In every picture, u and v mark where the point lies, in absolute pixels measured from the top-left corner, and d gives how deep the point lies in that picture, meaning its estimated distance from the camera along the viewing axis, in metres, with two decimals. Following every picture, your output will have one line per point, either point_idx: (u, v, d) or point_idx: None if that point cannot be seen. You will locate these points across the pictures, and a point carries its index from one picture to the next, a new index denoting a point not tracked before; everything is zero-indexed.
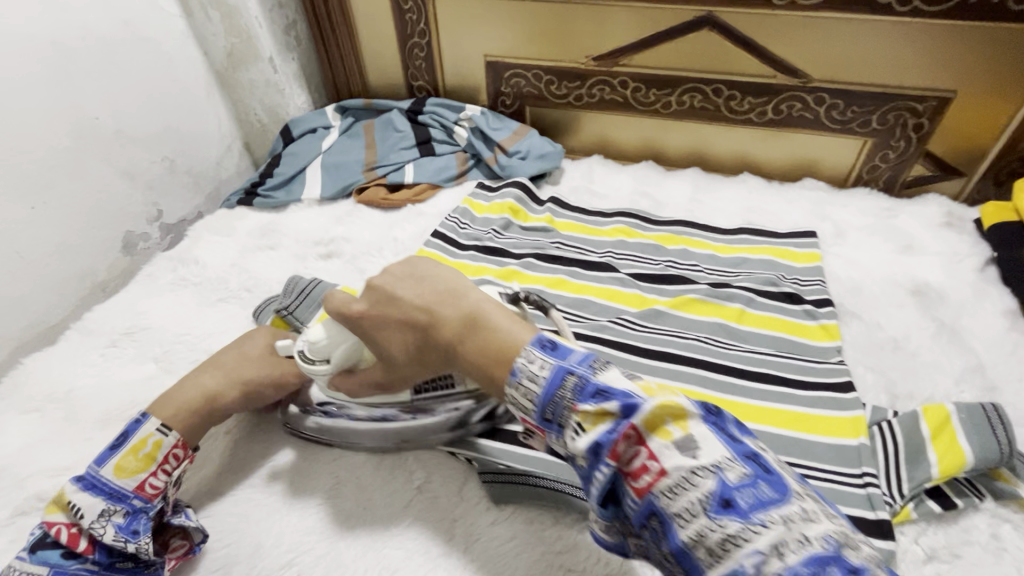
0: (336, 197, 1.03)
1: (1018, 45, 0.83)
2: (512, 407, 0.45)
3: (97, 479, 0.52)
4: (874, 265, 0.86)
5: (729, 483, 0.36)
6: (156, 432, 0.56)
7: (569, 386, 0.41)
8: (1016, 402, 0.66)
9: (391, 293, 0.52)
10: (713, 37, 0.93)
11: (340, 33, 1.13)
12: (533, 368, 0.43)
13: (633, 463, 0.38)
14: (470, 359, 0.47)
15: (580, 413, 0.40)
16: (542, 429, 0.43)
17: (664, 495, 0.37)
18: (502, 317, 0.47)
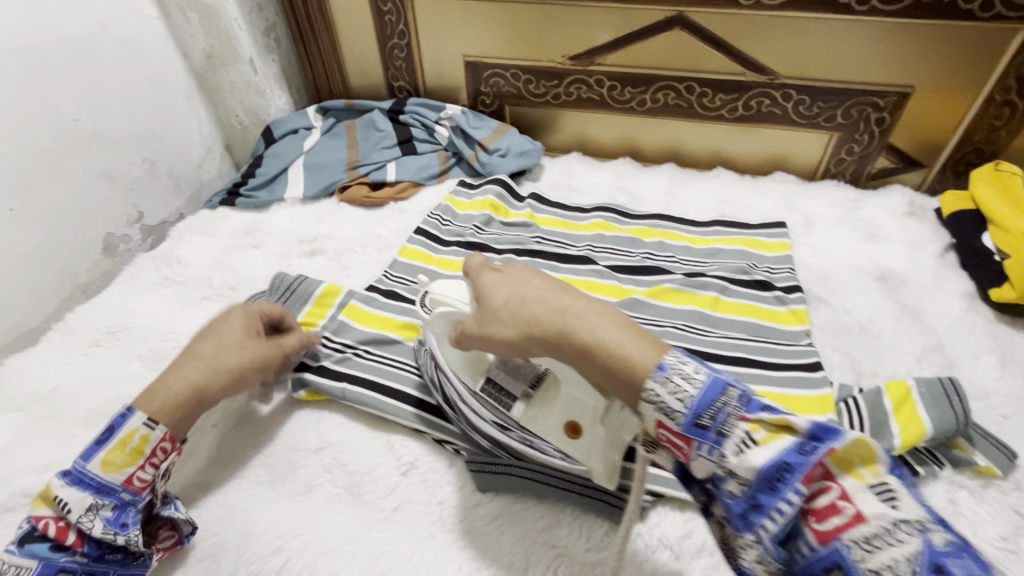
0: (319, 196, 1.04)
1: (969, 42, 0.88)
2: (643, 405, 0.38)
3: (84, 473, 0.51)
4: (841, 253, 0.90)
5: (936, 548, 0.31)
6: (142, 427, 0.53)
7: (727, 394, 0.37)
8: (973, 377, 0.70)
9: (511, 270, 0.47)
10: (684, 36, 0.97)
11: (320, 34, 1.14)
12: (686, 362, 0.38)
13: (820, 500, 0.35)
14: (590, 355, 0.40)
15: (752, 423, 0.36)
16: (688, 439, 0.37)
17: (857, 544, 0.33)
18: (617, 331, 0.40)
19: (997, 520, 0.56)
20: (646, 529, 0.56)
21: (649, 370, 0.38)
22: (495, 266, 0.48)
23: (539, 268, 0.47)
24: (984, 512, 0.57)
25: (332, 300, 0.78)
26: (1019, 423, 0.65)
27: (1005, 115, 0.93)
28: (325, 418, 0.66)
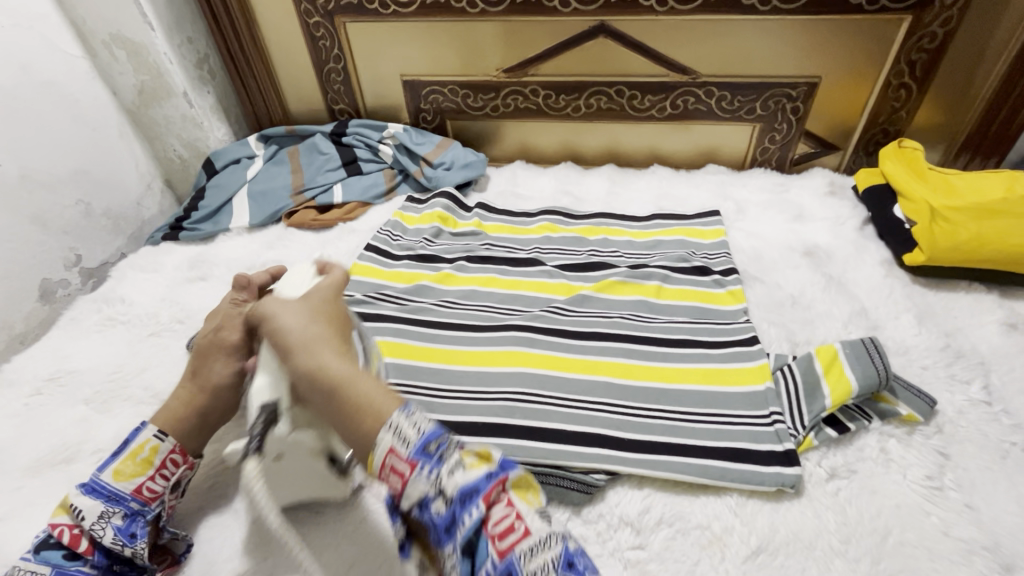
0: (265, 223, 1.04)
1: (861, 33, 0.96)
2: (382, 432, 0.43)
3: (97, 483, 0.54)
4: (771, 235, 0.96)
5: (570, 549, 0.41)
6: (152, 438, 0.57)
7: (446, 434, 0.44)
8: (894, 335, 0.76)
9: (309, 304, 0.52)
10: (608, 43, 1.02)
11: (255, 63, 1.15)
12: (423, 411, 0.44)
13: (501, 523, 0.40)
14: (341, 396, 0.45)
15: (464, 450, 0.43)
16: (412, 464, 0.42)
17: (524, 556, 0.38)
18: (371, 389, 0.46)
19: (924, 461, 0.61)
20: (607, 508, 0.59)
21: (393, 411, 0.44)
22: (291, 305, 0.51)
23: (320, 307, 0.52)
24: (911, 455, 0.61)
25: None
26: (936, 372, 0.71)
27: (902, 97, 1.03)
28: None
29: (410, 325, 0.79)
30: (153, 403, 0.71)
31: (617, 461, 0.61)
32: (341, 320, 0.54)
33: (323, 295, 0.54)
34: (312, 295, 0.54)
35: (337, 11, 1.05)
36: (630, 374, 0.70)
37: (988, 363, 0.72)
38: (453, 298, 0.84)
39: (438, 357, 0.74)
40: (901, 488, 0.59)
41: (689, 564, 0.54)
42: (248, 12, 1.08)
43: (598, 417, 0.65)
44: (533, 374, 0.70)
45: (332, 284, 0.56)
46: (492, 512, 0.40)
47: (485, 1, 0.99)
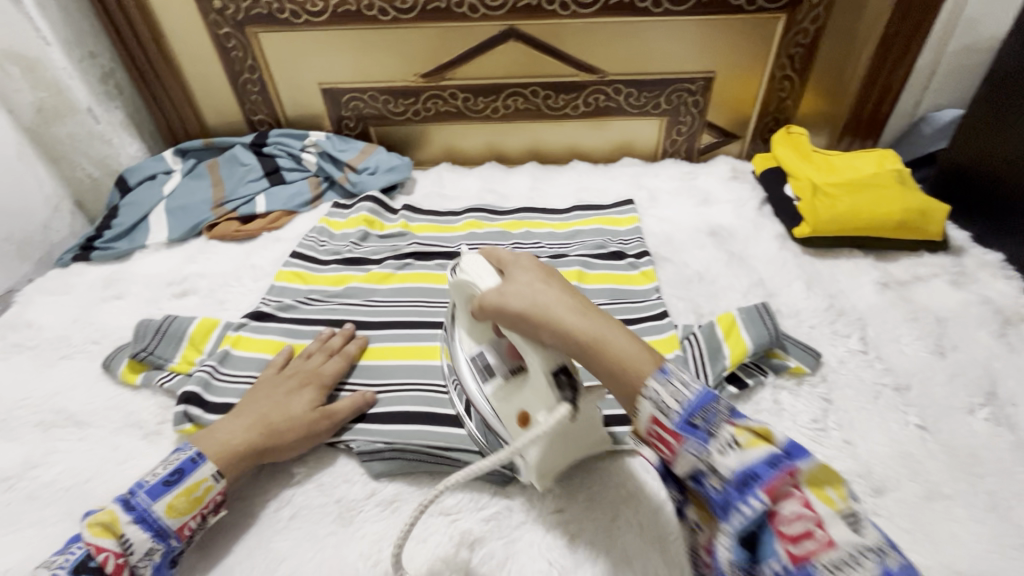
0: (185, 237, 1.02)
1: (745, 31, 1.06)
2: (643, 401, 0.47)
3: (149, 513, 0.54)
4: (680, 219, 1.03)
5: (891, 569, 0.37)
6: (210, 478, 0.58)
7: (715, 405, 0.46)
8: (788, 300, 0.84)
9: (532, 287, 0.52)
10: (519, 46, 1.07)
11: (165, 76, 1.12)
12: (682, 374, 0.47)
13: (795, 526, 0.40)
14: (600, 354, 0.49)
15: (737, 427, 0.44)
16: (678, 436, 0.45)
17: (825, 568, 0.37)
18: (626, 343, 0.49)
19: (809, 407, 0.68)
20: (531, 479, 0.63)
21: (651, 375, 0.47)
22: (524, 285, 0.52)
23: (536, 268, 0.55)
24: (799, 403, 0.69)
25: (208, 336, 0.78)
26: (822, 329, 0.79)
27: (787, 87, 1.13)
28: None
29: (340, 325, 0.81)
30: (70, 426, 0.70)
31: None
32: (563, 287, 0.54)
33: (534, 262, 0.56)
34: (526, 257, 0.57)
35: (247, 21, 1.05)
36: None
37: (865, 319, 0.81)
38: (382, 297, 0.87)
39: (371, 355, 0.77)
40: (791, 433, 0.66)
41: (608, 519, 0.59)
42: (153, 24, 1.06)
43: None
44: None
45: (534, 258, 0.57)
46: (783, 511, 0.41)
47: (396, 9, 1.02)
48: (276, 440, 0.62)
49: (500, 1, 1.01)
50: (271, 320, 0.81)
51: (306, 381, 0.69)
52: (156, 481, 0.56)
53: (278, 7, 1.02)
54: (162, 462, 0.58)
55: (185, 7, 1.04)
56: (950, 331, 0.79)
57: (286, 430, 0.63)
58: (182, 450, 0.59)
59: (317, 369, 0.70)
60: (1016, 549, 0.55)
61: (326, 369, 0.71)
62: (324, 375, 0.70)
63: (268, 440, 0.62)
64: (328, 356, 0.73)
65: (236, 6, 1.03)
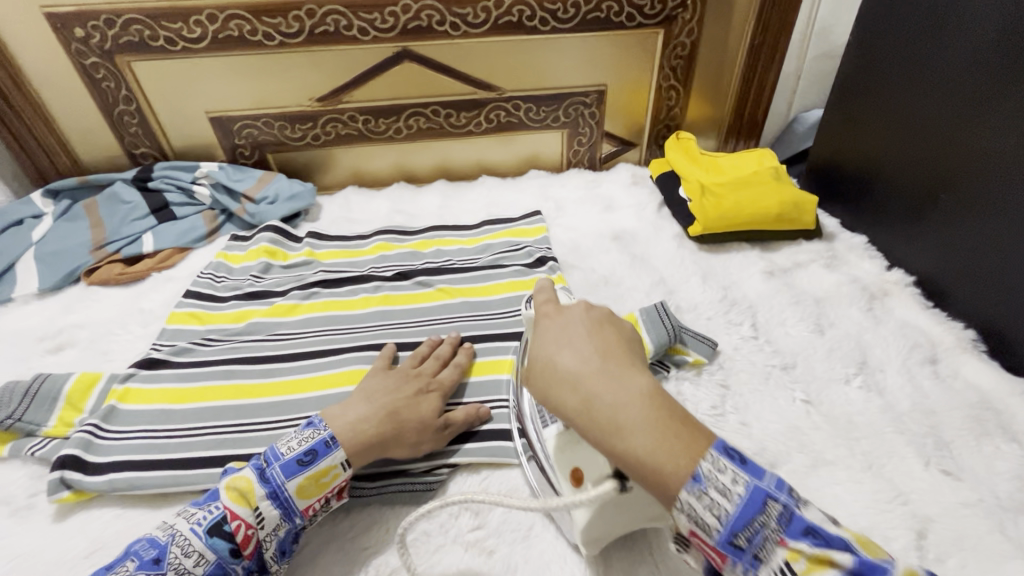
0: (59, 285, 0.93)
1: (629, 45, 1.12)
2: (678, 512, 0.43)
3: (280, 489, 0.55)
4: (586, 226, 1.07)
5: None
6: (338, 465, 0.58)
7: (770, 504, 0.41)
8: (687, 296, 0.89)
9: (564, 366, 0.49)
10: (414, 67, 1.07)
11: (25, 111, 1.02)
12: (716, 463, 0.42)
13: None
14: (633, 465, 0.43)
15: (791, 550, 0.40)
16: (724, 556, 0.42)
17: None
18: (649, 449, 0.43)
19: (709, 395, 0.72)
20: (447, 499, 0.62)
21: (685, 485, 0.42)
22: (561, 350, 0.50)
23: (596, 335, 0.51)
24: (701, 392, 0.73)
25: (87, 393, 0.70)
26: (718, 320, 0.85)
27: (673, 97, 1.21)
28: (93, 518, 0.60)
29: (238, 365, 0.76)
30: None
31: (458, 454, 0.66)
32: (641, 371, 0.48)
33: (597, 314, 0.53)
34: (597, 315, 0.53)
35: (116, 50, 0.98)
36: None
37: (755, 306, 0.88)
38: (286, 330, 0.83)
39: (276, 391, 0.73)
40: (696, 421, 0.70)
41: (524, 530, 0.60)
42: (6, 56, 0.97)
43: None
44: None
45: (596, 310, 0.54)
46: None
47: (282, 33, 0.99)
48: (404, 437, 0.62)
49: (390, 23, 1.01)
50: (163, 368, 0.75)
51: (430, 386, 0.68)
52: (291, 456, 0.57)
53: (151, 34, 0.97)
54: (298, 436, 0.59)
55: (43, 37, 0.96)
56: (827, 310, 0.87)
57: (414, 431, 0.63)
58: (315, 426, 0.60)
59: (437, 376, 0.70)
60: (889, 503, 0.61)
61: (445, 377, 0.70)
62: (445, 382, 0.70)
63: (397, 434, 0.61)
64: (442, 362, 0.73)
65: (102, 34, 0.96)
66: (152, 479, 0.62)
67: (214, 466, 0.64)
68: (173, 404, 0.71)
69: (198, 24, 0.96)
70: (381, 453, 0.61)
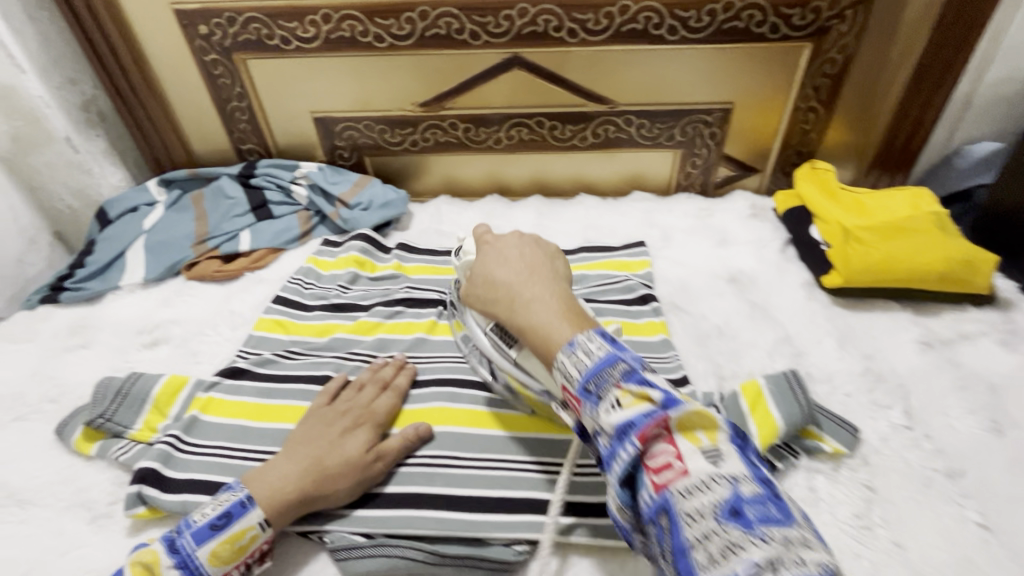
0: (162, 277, 0.95)
1: (768, 59, 0.98)
2: (557, 371, 0.49)
3: (191, 558, 0.52)
4: (697, 262, 0.95)
5: (742, 495, 0.39)
6: (256, 527, 0.54)
7: (618, 362, 0.47)
8: (818, 362, 0.76)
9: (490, 256, 0.61)
10: (523, 74, 1.00)
11: (148, 102, 1.06)
12: (590, 340, 0.49)
13: (658, 460, 0.42)
14: (532, 336, 0.53)
15: (623, 390, 0.45)
16: (579, 400, 0.47)
17: (679, 494, 0.40)
18: (547, 317, 0.52)
19: (851, 499, 0.60)
20: None
21: (561, 348, 0.49)
22: (500, 259, 0.60)
23: (530, 254, 0.60)
24: (839, 492, 0.60)
25: (173, 400, 0.70)
26: (859, 399, 0.70)
27: (811, 120, 1.05)
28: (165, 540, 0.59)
29: (317, 385, 0.73)
30: (11, 505, 0.62)
31: (542, 530, 0.57)
32: (563, 286, 0.57)
33: (537, 242, 0.63)
34: (532, 241, 0.63)
35: (234, 48, 0.99)
36: (554, 429, 0.66)
37: (908, 386, 0.72)
38: (367, 351, 0.78)
39: None
40: (830, 530, 0.57)
41: None
42: (138, 51, 1.01)
43: (524, 478, 0.62)
44: (446, 433, 0.66)
45: (537, 238, 0.64)
46: (653, 458, 0.42)
47: (393, 35, 0.96)
48: (331, 485, 0.57)
49: (503, 28, 0.94)
50: (245, 378, 0.73)
51: (360, 419, 0.64)
52: (203, 523, 0.53)
53: (268, 33, 0.97)
54: (213, 501, 0.55)
55: (171, 33, 0.98)
56: (1006, 403, 0.69)
57: (341, 475, 0.58)
58: (233, 489, 0.56)
59: (370, 407, 0.66)
60: None
61: (378, 407, 0.66)
62: (378, 411, 0.65)
63: (322, 481, 0.57)
64: (380, 389, 0.69)
65: (223, 32, 0.97)
66: None
67: None
68: (252, 420, 0.68)
69: (312, 24, 0.95)
70: (304, 510, 0.57)
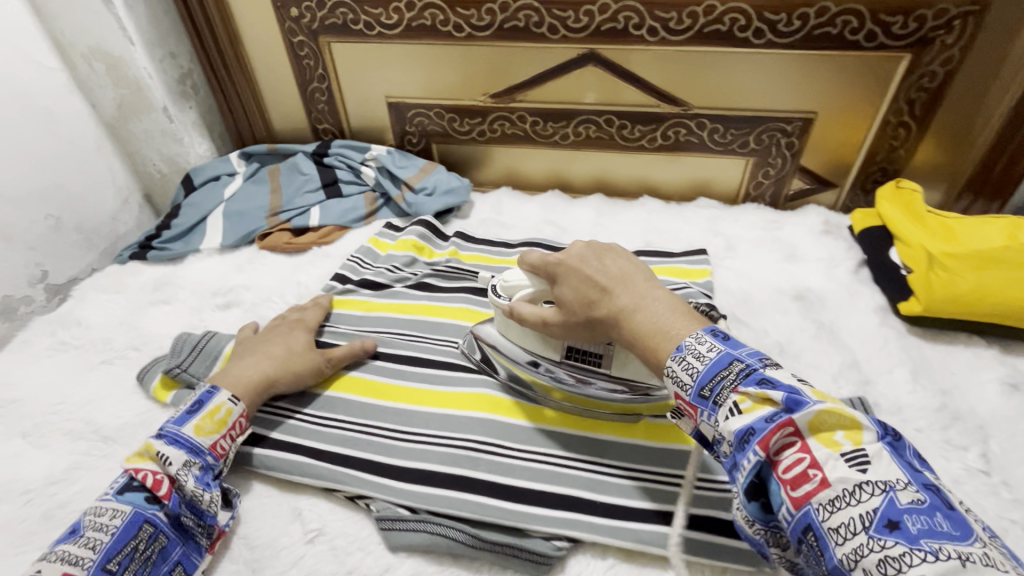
0: (238, 244, 1.01)
1: (860, 68, 0.93)
2: (666, 379, 0.49)
3: (179, 435, 0.60)
4: (762, 275, 0.92)
5: (898, 505, 0.37)
6: (228, 402, 0.64)
7: (732, 362, 0.46)
8: (887, 392, 0.72)
9: (581, 263, 0.58)
10: (597, 71, 0.99)
11: (237, 79, 1.12)
12: (697, 341, 0.48)
13: (792, 470, 0.40)
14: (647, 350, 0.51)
15: (741, 394, 0.44)
16: (694, 407, 0.46)
17: (824, 507, 0.38)
18: (657, 315, 0.52)
19: None
20: None
21: (669, 355, 0.49)
22: (583, 265, 0.58)
23: (613, 259, 0.57)
24: None
25: None
26: (931, 436, 0.66)
27: (901, 135, 0.98)
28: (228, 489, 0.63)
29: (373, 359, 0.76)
30: (94, 441, 0.68)
31: (583, 528, 0.57)
32: (661, 287, 0.55)
33: (608, 245, 0.59)
34: (603, 248, 0.59)
35: (321, 31, 1.03)
36: (599, 428, 0.66)
37: (988, 428, 0.67)
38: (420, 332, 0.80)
39: (402, 397, 0.70)
40: None
41: None
42: (232, 28, 1.06)
43: (567, 474, 0.62)
44: (491, 420, 0.67)
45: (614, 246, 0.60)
46: (779, 459, 0.41)
47: (472, 25, 0.97)
48: (286, 373, 0.69)
49: (583, 23, 0.93)
50: None
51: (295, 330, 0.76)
52: (179, 411, 0.62)
53: (353, 18, 1.00)
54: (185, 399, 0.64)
55: (264, 14, 1.04)
56: None
57: (291, 365, 0.70)
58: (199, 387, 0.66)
59: (300, 320, 0.78)
60: None
61: (306, 320, 0.78)
62: (308, 322, 0.78)
63: (277, 371, 0.69)
64: (305, 310, 0.81)
65: (312, 15, 1.01)
66: (283, 462, 0.65)
67: (339, 465, 0.64)
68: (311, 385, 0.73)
69: (395, 11, 0.97)
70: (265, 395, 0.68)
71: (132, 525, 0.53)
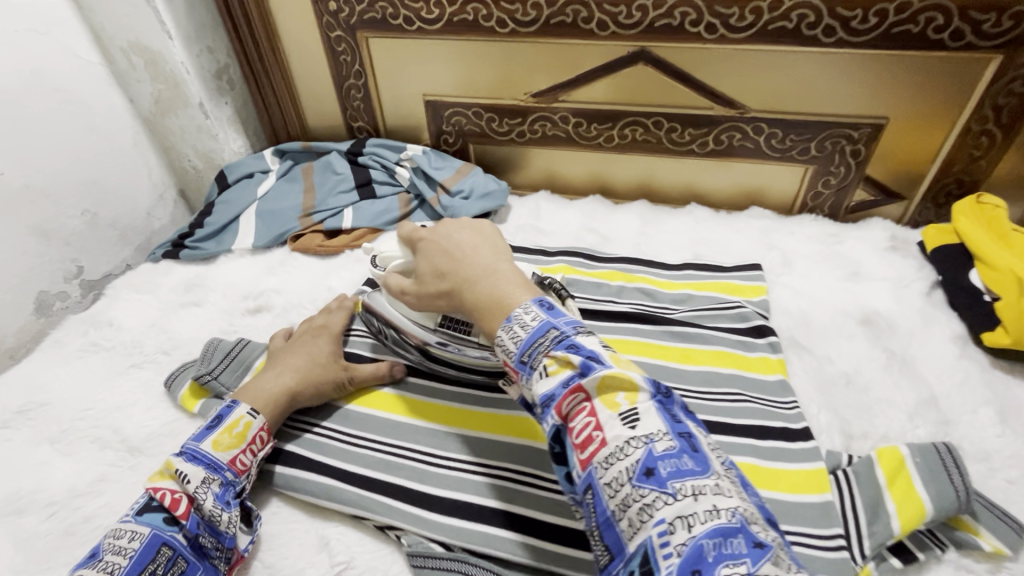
0: (270, 245, 0.98)
1: (943, 70, 0.84)
2: (496, 349, 0.49)
3: (198, 451, 0.58)
4: (823, 295, 0.85)
5: (655, 454, 0.39)
6: (246, 414, 0.61)
7: (552, 329, 0.46)
8: (970, 435, 0.64)
9: (441, 235, 0.59)
10: (648, 70, 0.93)
11: (273, 74, 1.10)
12: (529, 312, 0.48)
13: (581, 433, 0.42)
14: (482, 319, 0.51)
15: (550, 358, 0.45)
16: (516, 373, 0.47)
17: (602, 465, 0.40)
18: (508, 283, 0.52)
19: None
20: None
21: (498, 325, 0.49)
22: (443, 236, 0.59)
23: (485, 235, 0.59)
24: None
25: None
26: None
27: (983, 145, 0.89)
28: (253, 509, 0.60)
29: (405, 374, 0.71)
30: (122, 450, 0.66)
31: None
32: (507, 260, 0.56)
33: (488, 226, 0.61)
34: (469, 224, 0.61)
35: (359, 25, 1.00)
36: None
37: None
38: None
39: (436, 417, 0.66)
40: None
41: None
42: (269, 22, 1.04)
43: None
44: (530, 449, 0.62)
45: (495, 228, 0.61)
46: (573, 423, 0.43)
47: (516, 21, 0.92)
48: (308, 388, 0.66)
49: (635, 19, 0.87)
50: None
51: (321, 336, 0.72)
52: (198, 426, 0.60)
53: (392, 13, 0.96)
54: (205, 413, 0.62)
55: (302, 8, 1.00)
56: None
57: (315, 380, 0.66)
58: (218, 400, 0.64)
59: (326, 325, 0.74)
60: None
61: (333, 325, 0.74)
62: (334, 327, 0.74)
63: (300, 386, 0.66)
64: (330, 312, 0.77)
65: (351, 9, 0.98)
66: (312, 484, 0.61)
67: (369, 491, 0.60)
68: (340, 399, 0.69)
69: (436, 5, 0.93)
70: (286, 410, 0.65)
71: (150, 549, 0.51)
